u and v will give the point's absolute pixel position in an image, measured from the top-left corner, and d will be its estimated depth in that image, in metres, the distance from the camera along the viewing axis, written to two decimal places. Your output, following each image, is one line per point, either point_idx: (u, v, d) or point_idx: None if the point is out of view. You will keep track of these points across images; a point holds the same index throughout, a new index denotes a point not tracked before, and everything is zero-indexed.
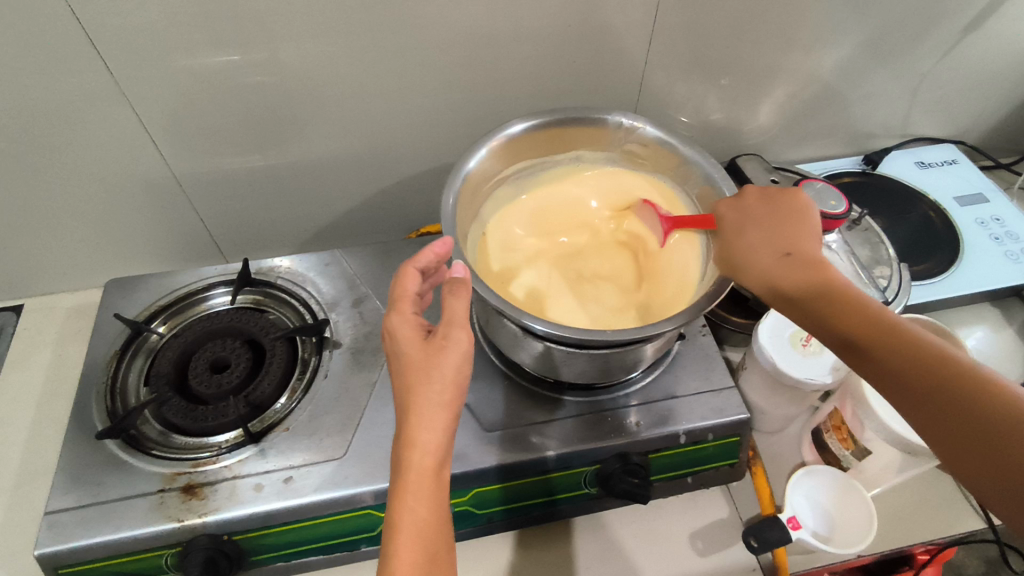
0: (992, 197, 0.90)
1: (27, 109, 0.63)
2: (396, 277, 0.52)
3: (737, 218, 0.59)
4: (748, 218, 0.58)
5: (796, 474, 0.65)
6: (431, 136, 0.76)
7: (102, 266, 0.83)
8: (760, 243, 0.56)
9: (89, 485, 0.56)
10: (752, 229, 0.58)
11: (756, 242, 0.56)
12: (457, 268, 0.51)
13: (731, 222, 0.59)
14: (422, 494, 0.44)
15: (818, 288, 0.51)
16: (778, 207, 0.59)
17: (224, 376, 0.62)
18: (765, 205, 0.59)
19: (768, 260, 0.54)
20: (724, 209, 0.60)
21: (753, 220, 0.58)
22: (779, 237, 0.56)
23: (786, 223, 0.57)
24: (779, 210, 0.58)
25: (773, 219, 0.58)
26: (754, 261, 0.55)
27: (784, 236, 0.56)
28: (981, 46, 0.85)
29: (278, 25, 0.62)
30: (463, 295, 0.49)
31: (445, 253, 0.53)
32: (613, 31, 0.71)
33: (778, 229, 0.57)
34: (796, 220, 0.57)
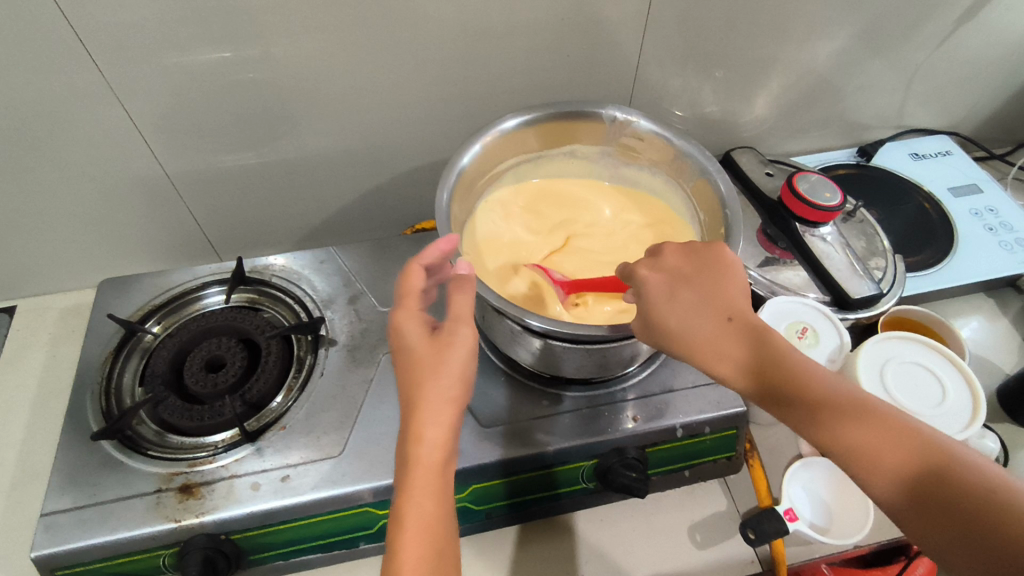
0: (986, 188, 0.91)
1: (16, 108, 0.63)
2: (403, 273, 0.52)
3: (662, 282, 0.52)
4: (676, 279, 0.52)
5: (792, 466, 0.66)
6: (425, 132, 0.76)
7: (95, 266, 0.82)
8: (695, 311, 0.49)
9: (85, 486, 0.56)
10: (681, 294, 0.50)
11: (691, 311, 0.49)
12: (462, 265, 0.52)
13: (658, 286, 0.51)
14: (429, 489, 0.43)
15: (776, 371, 0.45)
16: (701, 262, 0.52)
17: (220, 376, 0.62)
18: (689, 261, 0.53)
19: (709, 329, 0.48)
20: (647, 271, 0.53)
21: (680, 281, 0.51)
22: (713, 302, 0.49)
23: (715, 281, 0.51)
24: (705, 263, 0.52)
25: (701, 279, 0.51)
26: (699, 339, 0.48)
27: (718, 295, 0.50)
28: (975, 36, 0.85)
29: (270, 21, 0.61)
30: (469, 291, 0.49)
31: (450, 250, 0.52)
32: (607, 24, 0.70)
33: (709, 291, 0.50)
34: (725, 276, 0.51)
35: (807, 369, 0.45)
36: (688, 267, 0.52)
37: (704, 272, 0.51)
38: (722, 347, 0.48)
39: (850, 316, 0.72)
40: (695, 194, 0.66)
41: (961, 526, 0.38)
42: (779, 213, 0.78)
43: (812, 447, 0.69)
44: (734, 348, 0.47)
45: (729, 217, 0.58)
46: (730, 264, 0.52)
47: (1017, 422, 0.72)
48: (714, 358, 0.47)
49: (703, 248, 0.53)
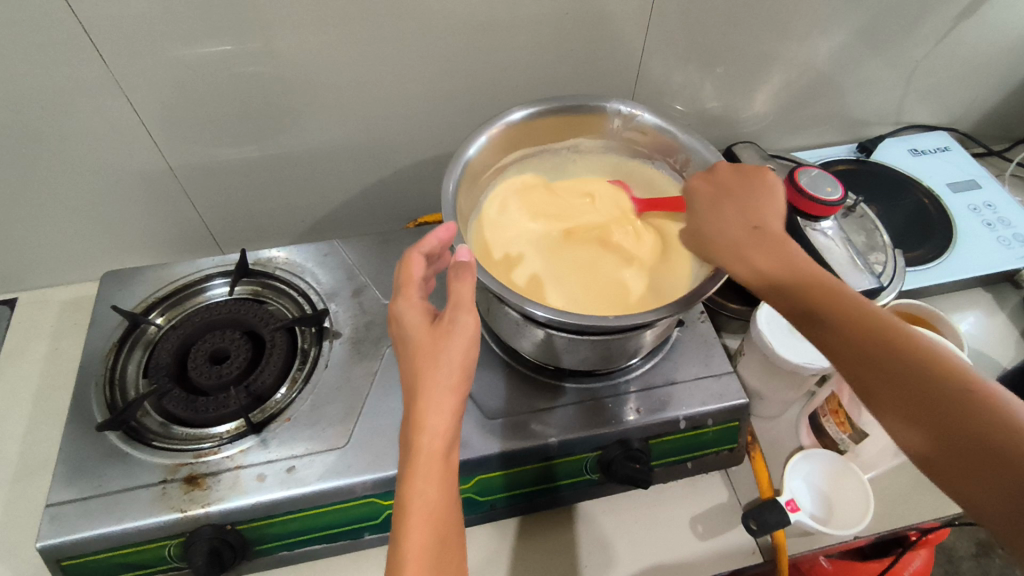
0: (984, 184, 0.91)
1: (18, 100, 0.62)
2: (402, 263, 0.52)
3: (709, 196, 0.59)
4: (719, 195, 0.58)
5: (793, 459, 0.67)
6: (428, 125, 0.76)
7: (96, 259, 0.82)
8: (733, 220, 0.56)
9: (91, 478, 0.56)
10: (726, 206, 0.58)
11: (729, 220, 0.56)
12: (461, 252, 0.51)
13: (705, 199, 0.59)
14: (431, 477, 0.44)
15: (796, 278, 0.50)
16: (749, 183, 0.59)
17: (224, 367, 0.62)
18: (737, 181, 0.59)
19: (738, 234, 0.55)
20: (697, 185, 0.60)
21: (724, 197, 0.58)
22: (751, 215, 0.56)
23: (756, 201, 0.57)
24: (750, 187, 0.58)
25: (746, 197, 0.58)
26: (731, 241, 0.55)
27: (754, 212, 0.56)
28: (975, 33, 0.85)
29: (274, 14, 0.61)
30: (469, 280, 0.49)
31: (449, 238, 0.53)
32: (610, 19, 0.70)
33: (750, 206, 0.57)
34: (764, 198, 0.57)
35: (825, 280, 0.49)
36: (735, 187, 0.59)
37: (743, 195, 0.58)
38: (749, 248, 0.53)
39: None
40: None
41: (956, 424, 0.41)
42: None
43: (813, 438, 0.70)
44: (757, 250, 0.53)
45: None
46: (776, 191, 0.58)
47: None
48: (736, 257, 0.53)
49: (752, 172, 0.59)
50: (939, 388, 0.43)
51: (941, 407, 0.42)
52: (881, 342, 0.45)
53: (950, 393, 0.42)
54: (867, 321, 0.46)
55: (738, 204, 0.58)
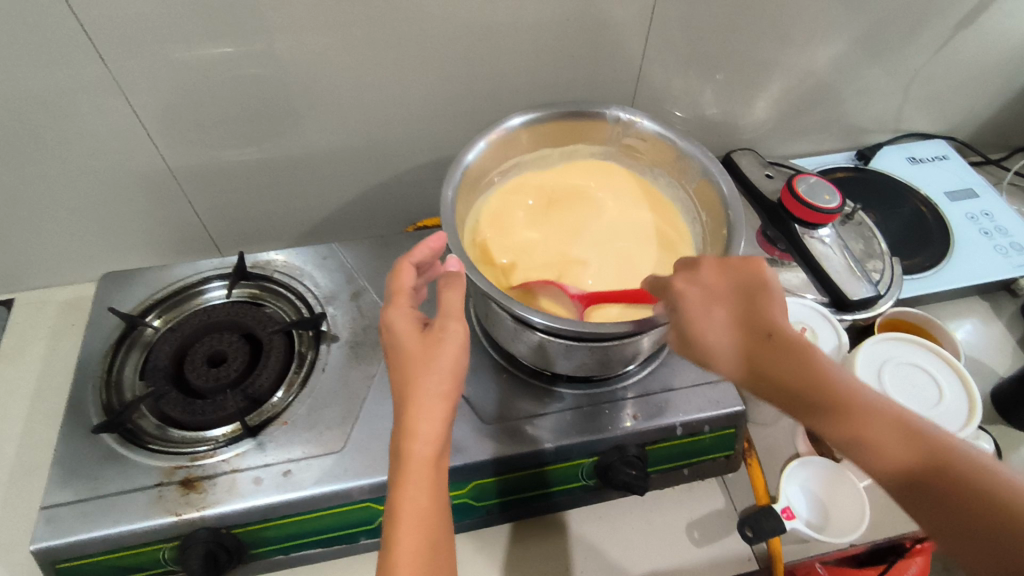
0: (982, 192, 0.92)
1: (17, 99, 0.62)
2: (393, 272, 0.52)
3: (699, 298, 0.51)
4: (711, 295, 0.51)
5: (790, 466, 0.67)
6: (428, 129, 0.76)
7: (94, 260, 0.82)
8: (732, 329, 0.49)
9: (87, 480, 0.56)
10: (716, 312, 0.50)
11: (727, 326, 0.49)
12: (453, 261, 0.51)
13: (693, 300, 0.51)
14: (423, 484, 0.44)
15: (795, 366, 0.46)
16: (737, 277, 0.51)
17: (222, 370, 0.62)
18: (725, 277, 0.51)
19: (734, 339, 0.49)
20: (682, 285, 0.52)
21: (717, 299, 0.50)
22: (748, 319, 0.49)
23: (750, 301, 0.50)
24: (741, 280, 0.51)
25: (737, 295, 0.50)
26: (721, 341, 0.49)
27: (755, 312, 0.49)
28: (974, 41, 0.86)
29: (275, 16, 0.61)
30: (459, 287, 0.49)
31: (440, 247, 0.53)
32: (611, 25, 0.71)
33: (747, 311, 0.49)
34: (759, 292, 0.50)
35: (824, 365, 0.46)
36: (726, 283, 0.51)
37: (738, 287, 0.50)
38: (746, 352, 0.48)
39: (847, 317, 0.73)
40: (696, 194, 0.67)
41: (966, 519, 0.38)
42: (779, 214, 0.78)
43: (810, 446, 0.70)
44: (755, 352, 0.48)
45: (731, 218, 0.59)
46: (770, 280, 0.50)
47: (1011, 423, 0.73)
48: (731, 360, 0.48)
49: (740, 262, 0.51)
50: (999, 531, 0.37)
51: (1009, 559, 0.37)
52: (882, 434, 0.42)
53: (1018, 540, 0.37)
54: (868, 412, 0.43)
55: (732, 307, 0.50)
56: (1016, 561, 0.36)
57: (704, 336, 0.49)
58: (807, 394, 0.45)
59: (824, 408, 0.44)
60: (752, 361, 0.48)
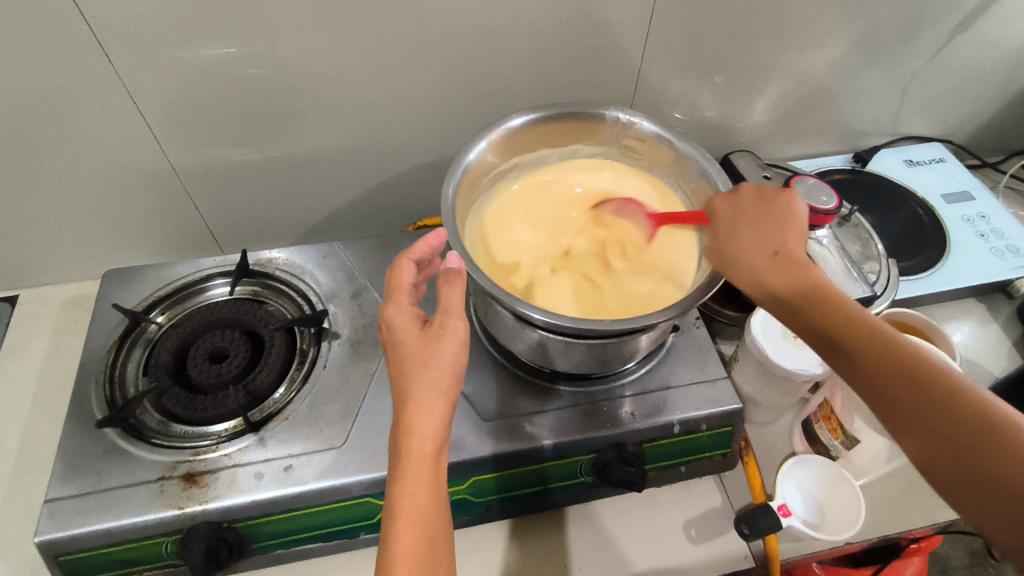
0: (979, 195, 0.92)
1: (24, 98, 0.63)
2: (391, 269, 0.53)
3: (731, 213, 0.59)
4: (743, 214, 0.58)
5: (785, 465, 0.67)
6: (429, 130, 0.77)
7: (97, 257, 0.82)
8: (753, 242, 0.56)
9: (89, 474, 0.56)
10: (744, 226, 0.57)
11: (753, 244, 0.56)
12: (452, 259, 0.52)
13: (724, 219, 0.59)
14: (421, 479, 0.44)
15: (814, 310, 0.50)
16: (770, 204, 0.58)
17: (224, 366, 0.63)
18: (760, 202, 0.59)
19: (757, 260, 0.55)
20: (720, 205, 0.60)
21: (747, 218, 0.58)
22: (769, 234, 0.56)
23: (777, 221, 0.57)
24: (773, 206, 0.58)
25: (766, 220, 0.57)
26: (749, 265, 0.55)
27: (774, 237, 0.56)
28: (970, 46, 0.87)
29: (279, 17, 0.62)
30: (459, 286, 0.50)
31: (439, 245, 0.54)
32: (611, 27, 0.71)
33: (773, 227, 0.57)
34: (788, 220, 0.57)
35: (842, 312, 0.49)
36: (758, 207, 0.59)
37: (765, 217, 0.57)
38: (770, 274, 0.53)
39: None
40: (695, 194, 0.68)
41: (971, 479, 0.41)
42: None
43: (806, 445, 0.71)
44: (776, 276, 0.53)
45: None
46: (798, 212, 0.58)
47: None
48: (759, 285, 0.54)
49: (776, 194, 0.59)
50: (995, 485, 0.39)
51: (941, 425, 0.42)
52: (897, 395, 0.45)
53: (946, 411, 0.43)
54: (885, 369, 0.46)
55: (758, 225, 0.57)
56: (945, 429, 0.42)
57: (726, 241, 0.57)
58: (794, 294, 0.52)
59: (815, 303, 0.50)
60: (776, 292, 0.53)
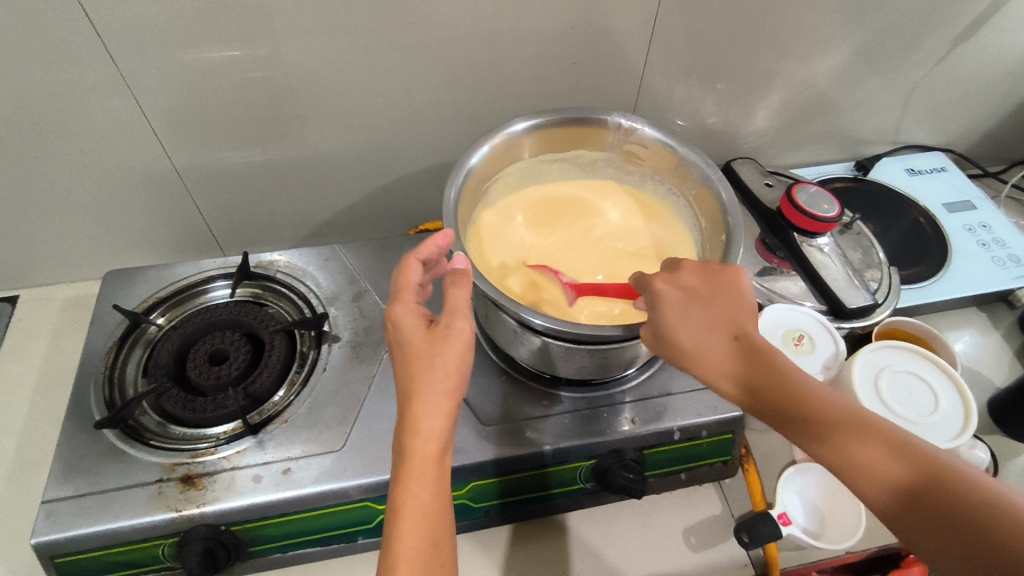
0: (980, 205, 0.92)
1: (28, 98, 0.63)
2: (398, 268, 0.53)
3: (677, 299, 0.52)
4: (690, 297, 0.52)
5: (785, 472, 0.67)
6: (432, 134, 0.77)
7: (98, 258, 0.82)
8: (709, 333, 0.50)
9: (87, 475, 0.56)
10: (697, 309, 0.51)
11: (703, 329, 0.51)
12: (459, 260, 0.52)
13: (671, 302, 0.52)
14: (425, 480, 0.44)
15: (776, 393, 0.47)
16: (716, 281, 0.52)
17: (223, 368, 0.63)
18: (705, 280, 0.53)
19: (712, 346, 0.50)
20: (661, 287, 0.53)
21: (694, 302, 0.52)
22: (724, 319, 0.51)
23: (726, 304, 0.51)
24: (719, 282, 0.52)
25: (714, 296, 0.52)
26: (704, 351, 0.50)
27: (730, 315, 0.51)
28: (972, 56, 0.87)
29: (283, 20, 0.62)
30: (465, 286, 0.50)
31: (446, 245, 0.53)
32: (614, 34, 0.72)
33: (724, 310, 0.51)
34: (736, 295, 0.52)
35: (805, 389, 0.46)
36: (703, 286, 0.52)
37: (714, 295, 0.52)
38: (728, 363, 0.49)
39: (845, 325, 0.73)
40: (697, 200, 0.67)
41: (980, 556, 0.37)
42: (779, 222, 0.79)
43: (805, 453, 0.70)
44: (734, 364, 0.49)
45: (730, 223, 0.59)
46: (744, 284, 0.52)
47: (1007, 434, 0.73)
48: (717, 375, 0.49)
49: (719, 268, 0.53)
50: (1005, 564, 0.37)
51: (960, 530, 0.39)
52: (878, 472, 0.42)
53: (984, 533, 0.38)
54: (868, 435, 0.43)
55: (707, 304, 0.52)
56: (982, 554, 0.37)
57: (679, 335, 0.50)
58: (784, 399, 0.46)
59: (780, 390, 0.47)
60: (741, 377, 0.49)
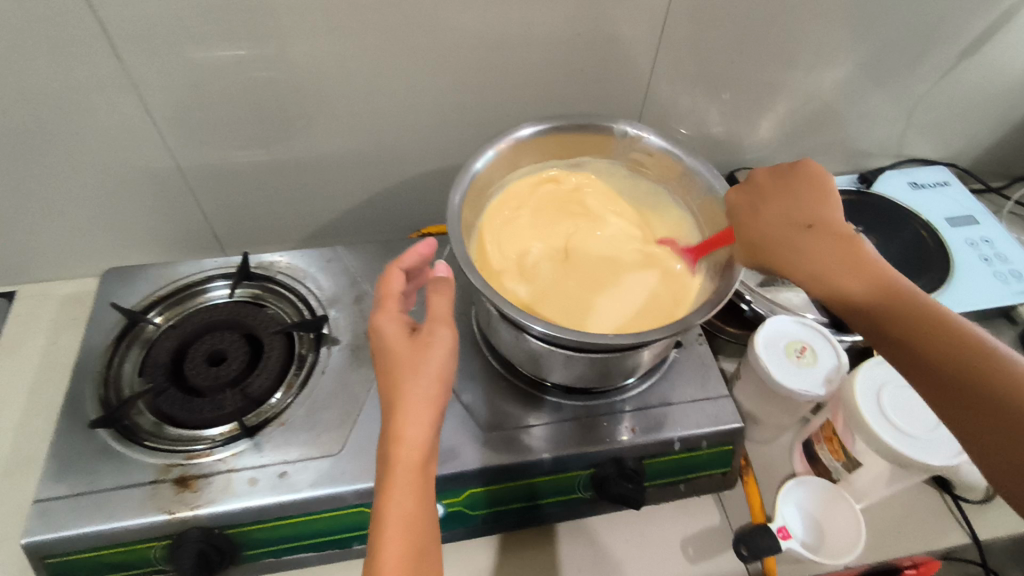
0: (983, 219, 0.92)
1: (31, 93, 0.63)
2: (382, 276, 0.53)
3: (751, 202, 0.58)
4: (761, 197, 0.58)
5: (786, 485, 0.66)
6: (436, 137, 0.77)
7: (98, 255, 0.82)
8: (779, 220, 0.56)
9: (81, 474, 0.55)
10: (770, 205, 0.57)
11: (777, 222, 0.56)
12: (441, 268, 0.53)
13: (746, 204, 0.58)
14: (409, 488, 0.44)
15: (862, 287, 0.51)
16: (788, 184, 0.58)
17: (221, 369, 0.62)
18: (774, 180, 0.58)
19: (787, 235, 0.55)
20: (733, 194, 0.60)
21: (766, 198, 0.58)
22: (799, 212, 0.56)
23: (797, 199, 0.56)
24: (791, 184, 0.58)
25: (785, 197, 0.57)
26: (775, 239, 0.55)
27: (802, 208, 0.56)
28: (976, 72, 0.87)
29: (291, 22, 0.62)
30: (446, 293, 0.50)
31: (429, 253, 0.54)
32: (620, 41, 0.72)
33: (793, 203, 0.56)
34: (807, 193, 0.57)
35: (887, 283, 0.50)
36: (775, 189, 0.58)
37: (785, 195, 0.57)
38: (808, 248, 0.53)
39: (846, 338, 0.73)
40: (701, 210, 0.67)
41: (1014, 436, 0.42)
42: None
43: (806, 466, 0.70)
44: (817, 251, 0.53)
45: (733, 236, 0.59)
46: (815, 182, 0.57)
47: None
48: (796, 256, 0.53)
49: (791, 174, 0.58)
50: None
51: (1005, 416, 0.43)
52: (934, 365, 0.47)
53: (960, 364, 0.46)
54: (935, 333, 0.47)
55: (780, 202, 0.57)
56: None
57: (753, 234, 0.56)
58: (819, 251, 0.53)
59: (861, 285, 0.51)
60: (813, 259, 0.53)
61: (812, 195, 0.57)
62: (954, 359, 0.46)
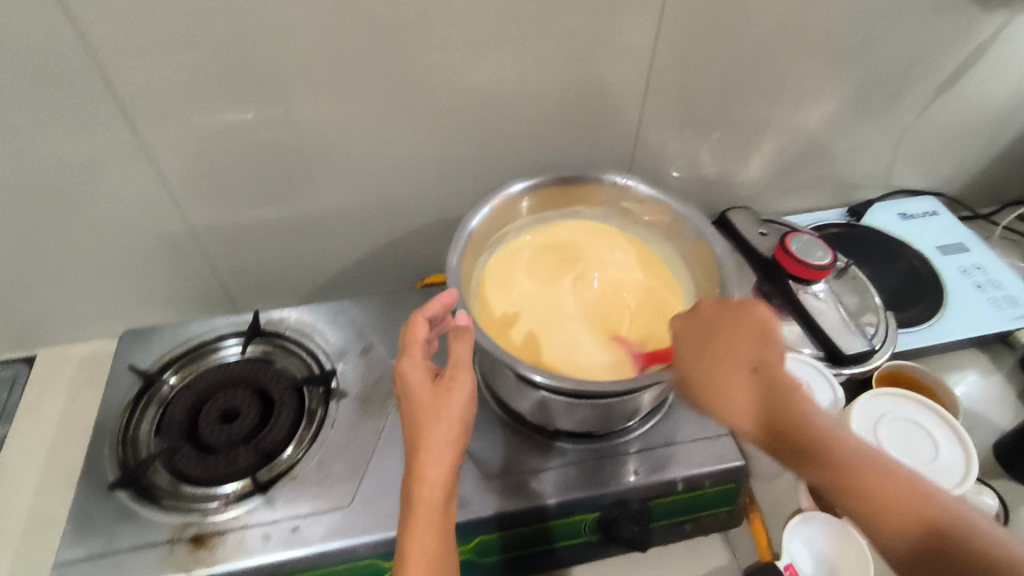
0: (973, 246, 0.94)
1: (53, 165, 0.67)
2: (406, 325, 0.55)
3: (694, 339, 0.56)
4: (704, 333, 0.56)
5: (790, 521, 0.66)
6: (436, 192, 0.80)
7: (114, 317, 0.85)
8: (721, 370, 0.54)
9: (101, 536, 0.57)
10: (712, 347, 0.55)
11: (718, 366, 0.54)
12: (460, 316, 0.53)
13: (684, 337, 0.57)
14: (431, 528, 0.45)
15: (789, 434, 0.50)
16: (735, 318, 0.56)
17: (234, 427, 0.64)
18: (719, 314, 0.57)
19: (729, 382, 0.54)
20: (677, 325, 0.58)
21: (711, 333, 0.56)
22: (742, 353, 0.55)
23: (741, 337, 0.55)
24: (735, 317, 0.56)
25: (728, 328, 0.56)
26: (715, 381, 0.54)
27: (743, 349, 0.55)
28: (956, 103, 0.90)
29: (296, 87, 0.66)
30: (467, 341, 0.51)
31: (451, 303, 0.55)
32: (608, 92, 0.75)
33: (737, 346, 0.55)
34: (755, 331, 0.55)
35: (812, 431, 0.50)
36: (721, 319, 0.56)
37: (728, 329, 0.56)
38: (735, 396, 0.53)
39: (843, 371, 0.75)
40: (691, 253, 0.70)
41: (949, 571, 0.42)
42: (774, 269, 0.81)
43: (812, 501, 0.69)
44: (742, 398, 0.53)
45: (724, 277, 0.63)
46: (762, 320, 0.55)
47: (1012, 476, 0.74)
48: (727, 409, 0.53)
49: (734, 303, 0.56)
50: None
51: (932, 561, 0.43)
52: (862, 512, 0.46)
53: (936, 536, 0.43)
54: (856, 485, 0.47)
55: (720, 339, 0.55)
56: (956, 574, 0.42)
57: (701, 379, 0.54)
58: (757, 403, 0.52)
59: (784, 436, 0.50)
60: (739, 399, 0.53)
61: (753, 331, 0.55)
62: (877, 511, 0.46)
